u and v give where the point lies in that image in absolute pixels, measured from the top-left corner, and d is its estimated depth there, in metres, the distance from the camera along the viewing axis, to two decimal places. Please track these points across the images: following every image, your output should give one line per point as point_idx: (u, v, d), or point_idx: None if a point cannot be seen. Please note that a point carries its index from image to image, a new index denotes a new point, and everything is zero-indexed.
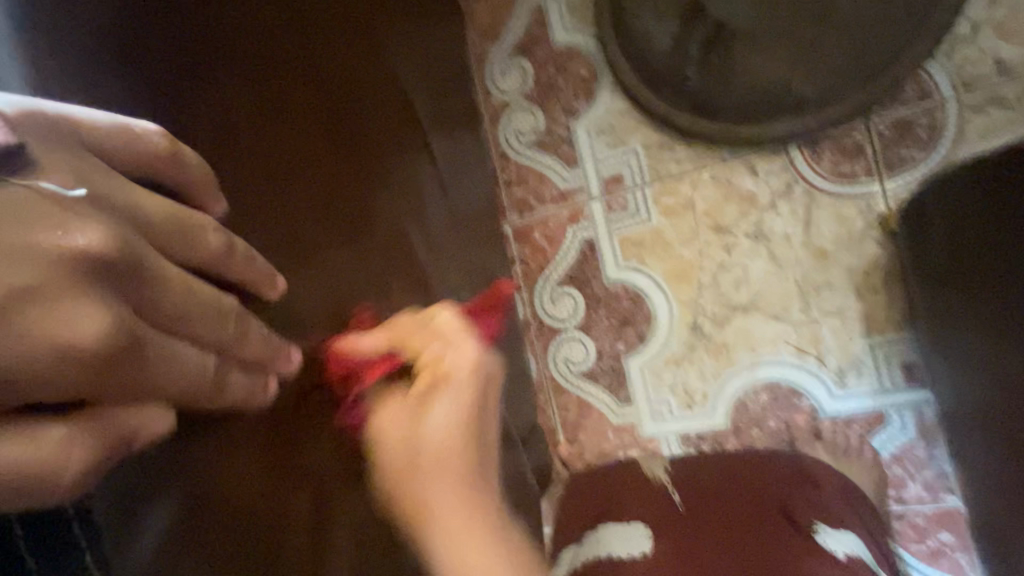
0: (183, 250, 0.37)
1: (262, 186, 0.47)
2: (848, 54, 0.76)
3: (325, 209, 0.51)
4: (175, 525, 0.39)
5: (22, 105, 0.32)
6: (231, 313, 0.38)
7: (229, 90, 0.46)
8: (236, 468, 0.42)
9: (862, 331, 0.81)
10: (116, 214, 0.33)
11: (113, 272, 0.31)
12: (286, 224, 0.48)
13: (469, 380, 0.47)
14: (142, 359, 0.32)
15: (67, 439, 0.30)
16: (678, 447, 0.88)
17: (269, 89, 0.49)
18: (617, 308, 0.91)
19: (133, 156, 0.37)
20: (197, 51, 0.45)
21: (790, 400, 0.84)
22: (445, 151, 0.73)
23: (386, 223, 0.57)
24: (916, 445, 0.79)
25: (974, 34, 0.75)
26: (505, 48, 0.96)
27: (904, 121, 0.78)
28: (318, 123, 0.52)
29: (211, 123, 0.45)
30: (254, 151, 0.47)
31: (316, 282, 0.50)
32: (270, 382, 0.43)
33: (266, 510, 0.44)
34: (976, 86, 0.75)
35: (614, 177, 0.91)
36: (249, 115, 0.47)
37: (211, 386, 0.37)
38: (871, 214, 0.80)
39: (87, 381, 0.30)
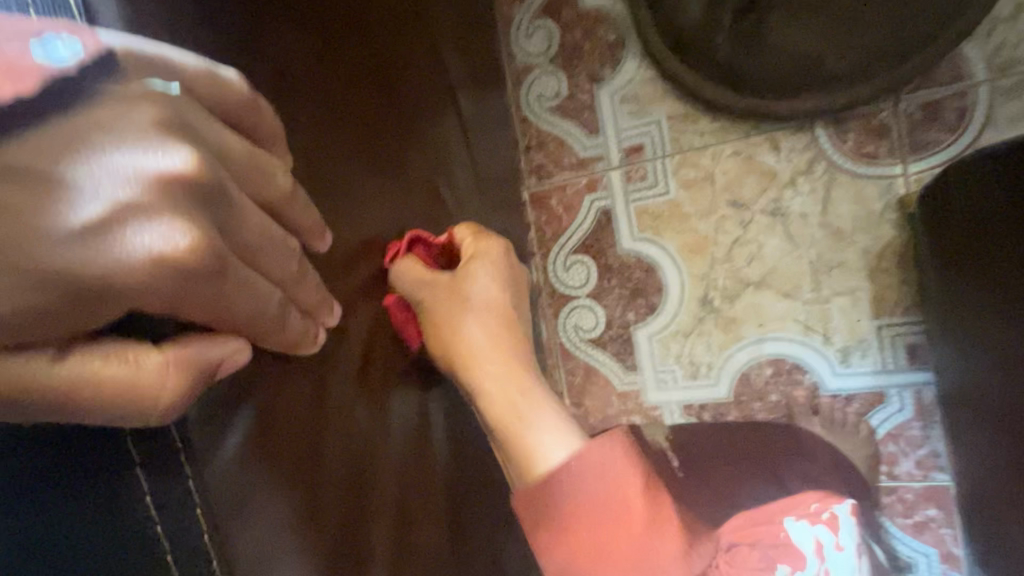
0: (253, 185, 0.36)
1: (314, 128, 0.46)
2: (883, 31, 0.74)
3: (365, 158, 0.51)
4: (249, 445, 0.41)
5: (126, 45, 0.32)
6: (291, 251, 0.38)
7: (289, 22, 0.44)
8: (299, 400, 0.45)
9: (870, 312, 0.82)
10: (206, 153, 0.32)
11: (213, 200, 0.32)
12: (331, 169, 0.47)
13: (492, 305, 0.60)
14: (225, 287, 0.33)
15: (162, 363, 0.33)
16: (680, 415, 0.91)
17: (326, 24, 0.47)
18: (629, 278, 0.92)
19: (220, 100, 0.35)
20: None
21: (794, 376, 0.86)
22: (470, 111, 0.73)
23: (413, 180, 0.57)
24: (912, 425, 0.82)
25: (1015, 15, 0.73)
26: (532, 8, 0.94)
27: (934, 103, 0.77)
28: (365, 70, 0.51)
29: (273, 57, 0.43)
30: (307, 90, 0.45)
31: (358, 231, 0.50)
32: (319, 332, 0.43)
33: (321, 441, 0.46)
34: (1010, 70, 0.74)
35: (635, 146, 0.90)
36: (307, 51, 0.46)
37: (275, 325, 0.38)
38: (891, 197, 0.80)
39: (175, 302, 0.31)
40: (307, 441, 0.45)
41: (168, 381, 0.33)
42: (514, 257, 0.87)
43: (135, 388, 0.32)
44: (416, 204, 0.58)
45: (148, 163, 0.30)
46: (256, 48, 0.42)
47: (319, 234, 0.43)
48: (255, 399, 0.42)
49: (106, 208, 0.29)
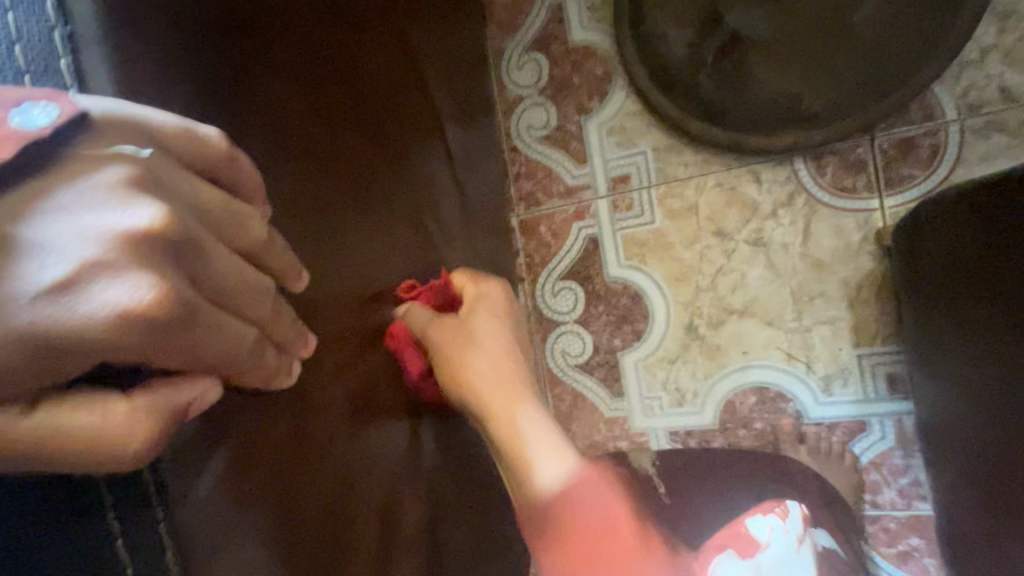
0: (227, 231, 0.36)
1: (300, 167, 0.47)
2: (858, 71, 0.77)
3: (352, 193, 0.52)
4: (230, 485, 0.39)
5: (108, 110, 0.34)
6: (266, 292, 0.37)
7: (277, 72, 0.45)
8: (282, 429, 0.43)
9: (851, 341, 0.84)
10: (179, 207, 0.33)
11: (180, 252, 0.31)
12: (317, 208, 0.48)
13: (503, 304, 0.63)
14: (188, 332, 0.32)
15: (127, 414, 0.31)
16: (666, 442, 0.91)
17: (313, 66, 0.48)
18: (615, 305, 0.94)
19: (195, 151, 0.35)
20: (251, 28, 0.44)
21: (777, 403, 0.87)
22: (459, 143, 0.75)
23: (401, 219, 0.58)
24: (894, 453, 0.83)
25: (982, 58, 0.77)
26: (523, 42, 0.97)
27: (907, 140, 0.80)
28: (354, 115, 0.52)
29: (260, 108, 0.44)
30: (294, 137, 0.46)
31: (342, 263, 0.50)
32: (293, 365, 0.42)
33: (310, 470, 0.44)
34: (979, 110, 0.77)
35: (622, 176, 0.93)
36: (296, 94, 0.47)
37: (246, 364, 0.37)
38: (869, 229, 0.82)
39: (144, 350, 0.30)
40: (289, 479, 0.42)
41: (133, 436, 0.31)
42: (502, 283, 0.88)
43: (93, 441, 0.30)
44: (404, 244, 0.58)
45: (119, 222, 0.30)
46: (242, 99, 0.43)
47: (296, 274, 0.42)
48: (233, 438, 0.40)
49: (74, 267, 0.29)
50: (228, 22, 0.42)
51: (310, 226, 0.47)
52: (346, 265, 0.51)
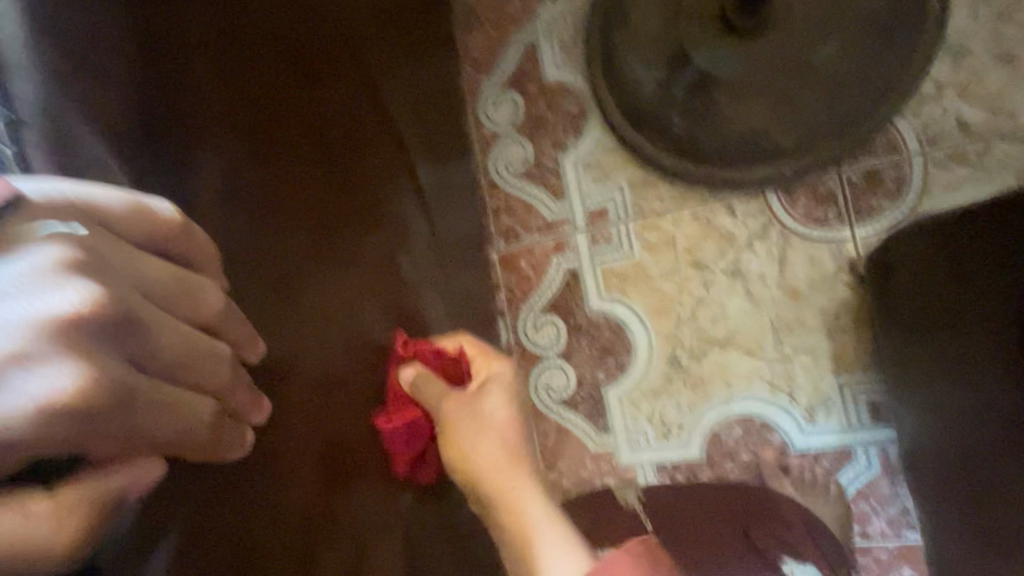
0: (180, 302, 0.33)
1: (262, 226, 0.43)
2: (822, 107, 0.80)
3: (320, 246, 0.48)
4: (187, 560, 0.34)
5: (46, 191, 0.29)
6: (224, 357, 0.34)
7: (236, 132, 0.41)
8: (258, 492, 0.39)
9: (832, 370, 0.84)
10: (119, 284, 0.29)
11: (119, 330, 0.28)
12: (283, 266, 0.44)
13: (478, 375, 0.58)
14: (129, 410, 0.28)
15: (59, 512, 0.26)
16: (654, 478, 0.90)
17: (269, 124, 0.45)
18: (598, 338, 0.93)
19: (145, 230, 0.32)
20: (195, 93, 0.39)
21: (763, 434, 0.86)
22: (432, 184, 0.75)
23: (369, 266, 0.56)
24: (880, 482, 0.82)
25: (938, 93, 0.80)
26: (498, 82, 0.99)
27: (874, 172, 0.82)
28: (320, 166, 0.50)
29: (221, 172, 0.40)
30: (257, 197, 0.43)
31: (314, 313, 0.47)
32: (247, 437, 0.37)
33: (279, 535, 0.40)
34: (940, 143, 0.80)
35: (599, 211, 0.93)
36: (256, 157, 0.43)
37: (209, 438, 0.33)
38: (842, 258, 0.83)
39: (77, 435, 0.26)
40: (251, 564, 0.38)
41: (64, 529, 0.26)
42: (482, 319, 0.88)
43: (20, 541, 0.25)
44: (371, 292, 0.56)
45: (43, 305, 0.26)
46: (198, 168, 0.38)
47: (251, 344, 0.39)
48: (188, 512, 0.34)
49: None
50: (163, 85, 0.37)
51: (269, 280, 0.43)
52: (319, 312, 0.47)
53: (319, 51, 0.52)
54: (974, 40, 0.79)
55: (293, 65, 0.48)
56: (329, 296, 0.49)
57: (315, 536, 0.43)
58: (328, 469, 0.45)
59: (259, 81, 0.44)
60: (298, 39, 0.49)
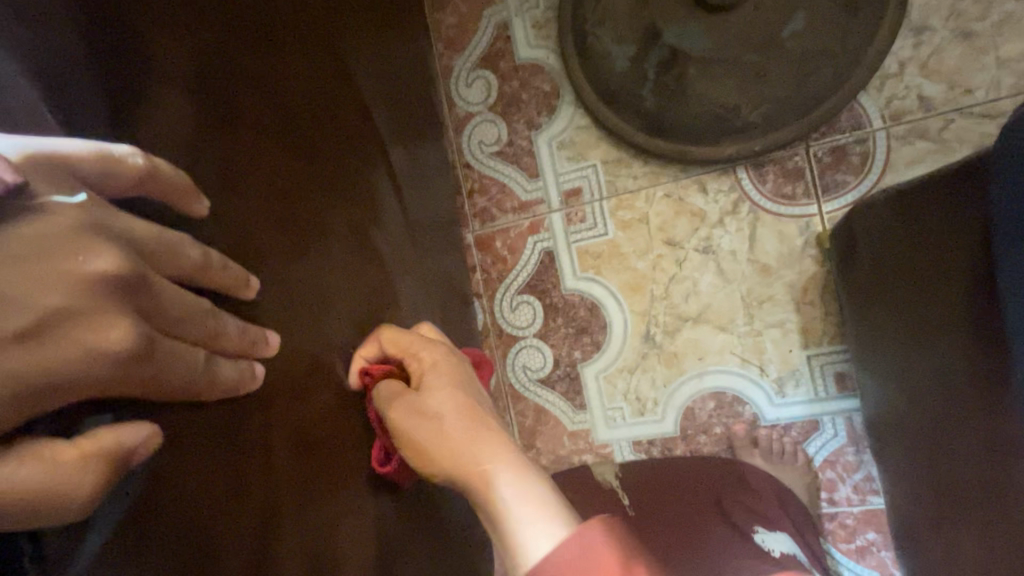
0: (165, 261, 0.35)
1: (221, 191, 0.42)
2: (790, 84, 0.81)
3: (285, 214, 0.47)
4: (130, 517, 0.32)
5: (27, 149, 0.29)
6: (208, 311, 0.37)
7: (188, 89, 0.39)
8: (207, 449, 0.37)
9: (800, 343, 0.86)
10: (118, 242, 0.31)
11: (130, 288, 0.31)
12: (246, 233, 0.43)
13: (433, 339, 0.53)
14: (147, 359, 0.32)
15: (82, 467, 0.29)
16: (630, 453, 0.92)
17: (232, 86, 0.43)
18: (574, 317, 0.94)
19: (124, 180, 0.33)
20: (150, 47, 0.37)
21: (735, 407, 0.88)
22: (402, 161, 0.73)
23: (335, 237, 0.54)
24: (846, 450, 0.85)
25: (901, 71, 0.82)
26: (470, 60, 0.98)
27: (840, 148, 0.84)
28: (280, 132, 0.48)
29: (171, 132, 0.38)
30: (211, 161, 0.41)
31: (281, 288, 0.46)
32: (258, 368, 0.41)
33: (228, 493, 0.38)
34: (902, 119, 0.82)
35: (573, 190, 0.94)
36: (217, 119, 0.42)
37: (203, 383, 0.36)
38: (810, 233, 0.85)
39: (108, 378, 0.31)
40: (204, 540, 0.36)
41: (86, 480, 0.29)
42: (457, 300, 0.87)
43: (52, 491, 0.28)
44: (339, 266, 0.54)
45: (61, 265, 0.29)
46: (147, 127, 0.37)
47: (245, 285, 0.41)
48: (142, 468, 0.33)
49: (34, 318, 0.28)
50: (116, 37, 0.35)
51: (235, 250, 0.42)
52: (287, 286, 0.47)
53: (282, 13, 0.50)
54: (935, 18, 0.80)
55: (249, 25, 0.46)
56: (296, 270, 0.48)
57: (270, 493, 0.41)
58: (290, 447, 0.44)
59: (218, 38, 0.42)
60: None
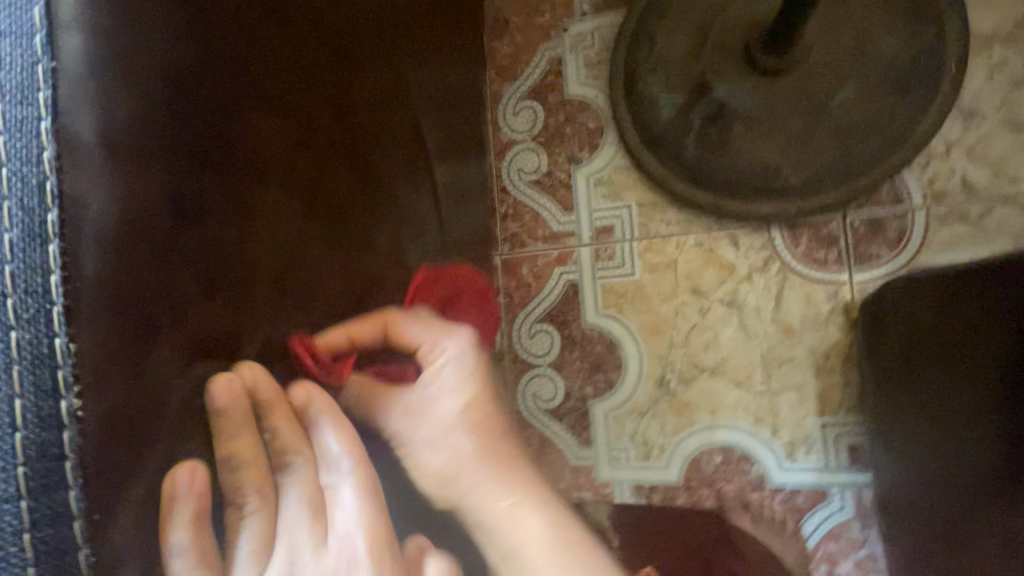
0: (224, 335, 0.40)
1: (297, 206, 0.43)
2: (833, 152, 0.82)
3: (343, 228, 0.49)
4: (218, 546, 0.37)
5: None
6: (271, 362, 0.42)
7: (289, 136, 0.43)
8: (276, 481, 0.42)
9: (816, 409, 0.85)
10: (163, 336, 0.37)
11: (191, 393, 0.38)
12: (311, 247, 0.44)
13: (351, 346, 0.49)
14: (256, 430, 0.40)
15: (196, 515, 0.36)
16: (630, 496, 0.91)
17: (311, 105, 0.45)
18: (590, 352, 0.94)
19: None
20: (250, 80, 0.40)
21: (741, 465, 0.87)
22: (444, 182, 0.75)
23: (382, 259, 0.56)
24: (852, 525, 0.83)
25: (947, 151, 0.82)
26: (521, 90, 1.00)
27: (877, 220, 0.84)
28: (355, 160, 0.51)
29: (275, 178, 0.41)
30: (300, 195, 0.43)
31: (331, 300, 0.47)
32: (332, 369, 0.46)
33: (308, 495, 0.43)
34: (943, 200, 0.82)
35: (605, 228, 0.95)
36: (299, 137, 0.44)
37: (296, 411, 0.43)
38: (837, 300, 0.85)
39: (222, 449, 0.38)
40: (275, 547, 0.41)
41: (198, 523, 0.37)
42: None
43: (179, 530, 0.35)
44: (383, 278, 0.55)
45: None
46: (249, 189, 0.39)
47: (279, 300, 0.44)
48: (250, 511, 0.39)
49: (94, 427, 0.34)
50: (220, 78, 0.37)
51: (300, 261, 0.43)
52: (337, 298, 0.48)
53: (359, 33, 0.53)
54: (986, 104, 0.81)
55: (334, 62, 0.49)
56: (347, 280, 0.49)
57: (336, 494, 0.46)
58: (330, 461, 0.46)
59: (303, 60, 0.45)
60: (334, 30, 0.49)
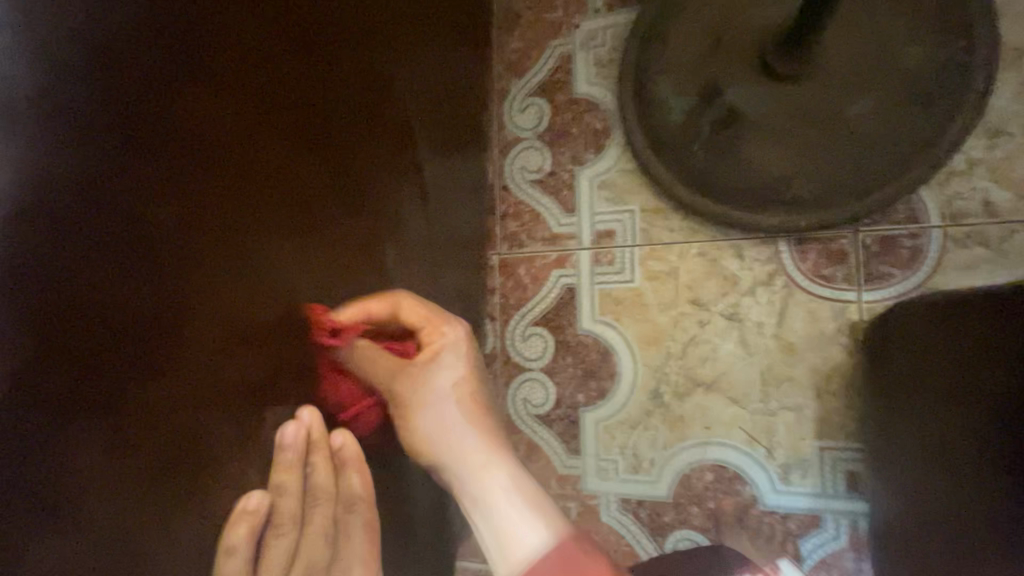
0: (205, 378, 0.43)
1: (233, 190, 0.44)
2: (847, 165, 0.78)
3: (292, 217, 0.50)
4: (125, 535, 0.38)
5: None
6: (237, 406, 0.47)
7: (231, 121, 0.43)
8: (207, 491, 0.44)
9: (814, 432, 0.82)
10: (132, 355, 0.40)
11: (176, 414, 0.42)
12: (249, 233, 0.46)
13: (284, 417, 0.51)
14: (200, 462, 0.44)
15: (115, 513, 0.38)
16: (617, 509, 0.88)
17: (266, 89, 0.46)
18: (584, 359, 0.92)
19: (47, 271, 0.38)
20: (192, 55, 0.40)
21: (733, 485, 0.84)
22: (437, 176, 0.73)
23: (344, 247, 0.56)
24: (845, 555, 0.80)
25: (969, 170, 0.78)
26: (527, 86, 0.98)
27: (890, 239, 0.80)
28: (313, 144, 0.51)
29: (209, 155, 0.42)
30: (241, 178, 0.44)
31: (273, 282, 0.49)
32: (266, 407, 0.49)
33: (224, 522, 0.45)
34: (962, 221, 0.78)
35: (607, 232, 0.92)
36: (246, 120, 0.44)
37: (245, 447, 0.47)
38: (844, 320, 0.81)
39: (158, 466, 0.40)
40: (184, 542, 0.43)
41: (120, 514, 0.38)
42: (470, 322, 0.86)
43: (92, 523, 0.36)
44: (338, 269, 0.56)
45: None
46: (177, 170, 0.39)
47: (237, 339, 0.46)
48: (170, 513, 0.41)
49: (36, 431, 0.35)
50: (154, 49, 0.37)
51: (233, 247, 0.44)
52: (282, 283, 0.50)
53: (337, 23, 0.53)
54: (1015, 122, 0.77)
55: (298, 48, 0.48)
56: (294, 267, 0.51)
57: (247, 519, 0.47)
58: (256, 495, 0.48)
59: (261, 42, 0.45)
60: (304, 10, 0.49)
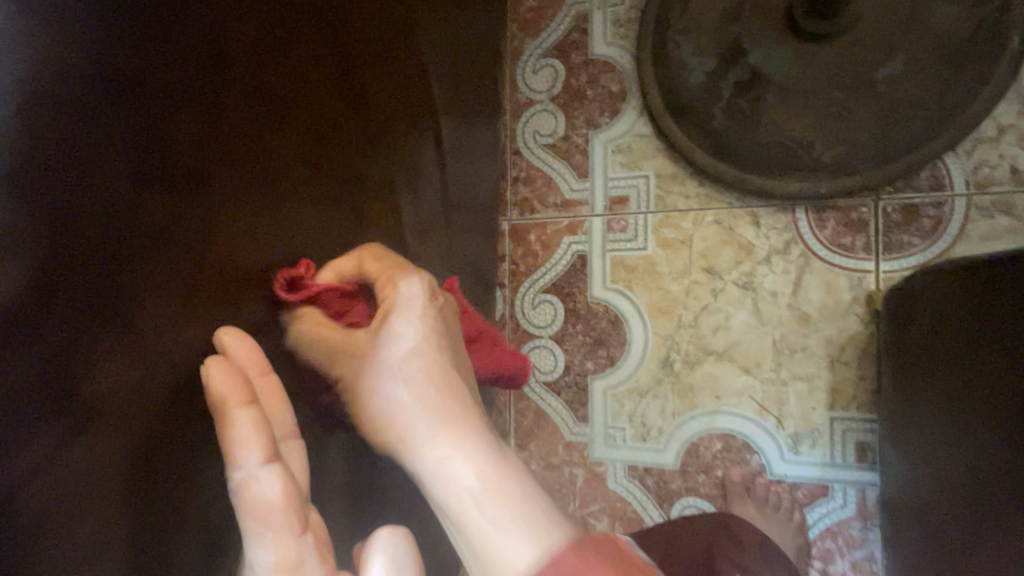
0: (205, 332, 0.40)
1: (256, 127, 0.42)
2: (872, 130, 0.76)
3: (314, 163, 0.48)
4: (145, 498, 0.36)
5: None
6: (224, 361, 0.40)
7: (254, 58, 0.42)
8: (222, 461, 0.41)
9: (826, 403, 0.81)
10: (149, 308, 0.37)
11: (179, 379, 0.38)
12: (275, 176, 0.44)
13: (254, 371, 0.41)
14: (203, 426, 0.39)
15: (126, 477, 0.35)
16: (624, 476, 0.89)
17: (289, 31, 0.45)
18: (594, 326, 0.91)
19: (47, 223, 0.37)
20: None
21: (742, 454, 0.84)
22: (452, 134, 0.71)
23: (363, 182, 0.54)
24: (852, 524, 0.80)
25: (998, 137, 0.75)
26: (542, 46, 0.95)
27: (912, 207, 0.78)
28: (327, 72, 0.49)
29: (231, 92, 0.40)
30: (257, 103, 0.42)
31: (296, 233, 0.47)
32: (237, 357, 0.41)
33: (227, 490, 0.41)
34: (987, 189, 0.76)
35: (621, 198, 0.90)
36: (269, 59, 0.43)
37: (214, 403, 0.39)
38: (861, 290, 0.80)
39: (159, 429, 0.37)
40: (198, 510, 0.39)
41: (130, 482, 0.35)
42: (480, 288, 0.85)
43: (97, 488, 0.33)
44: (365, 224, 0.55)
45: None
46: (178, 89, 0.36)
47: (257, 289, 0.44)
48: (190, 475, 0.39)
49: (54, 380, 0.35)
50: None
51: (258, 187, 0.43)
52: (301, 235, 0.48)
53: None
54: None
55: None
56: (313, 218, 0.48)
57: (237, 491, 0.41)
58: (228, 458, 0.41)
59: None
60: None
